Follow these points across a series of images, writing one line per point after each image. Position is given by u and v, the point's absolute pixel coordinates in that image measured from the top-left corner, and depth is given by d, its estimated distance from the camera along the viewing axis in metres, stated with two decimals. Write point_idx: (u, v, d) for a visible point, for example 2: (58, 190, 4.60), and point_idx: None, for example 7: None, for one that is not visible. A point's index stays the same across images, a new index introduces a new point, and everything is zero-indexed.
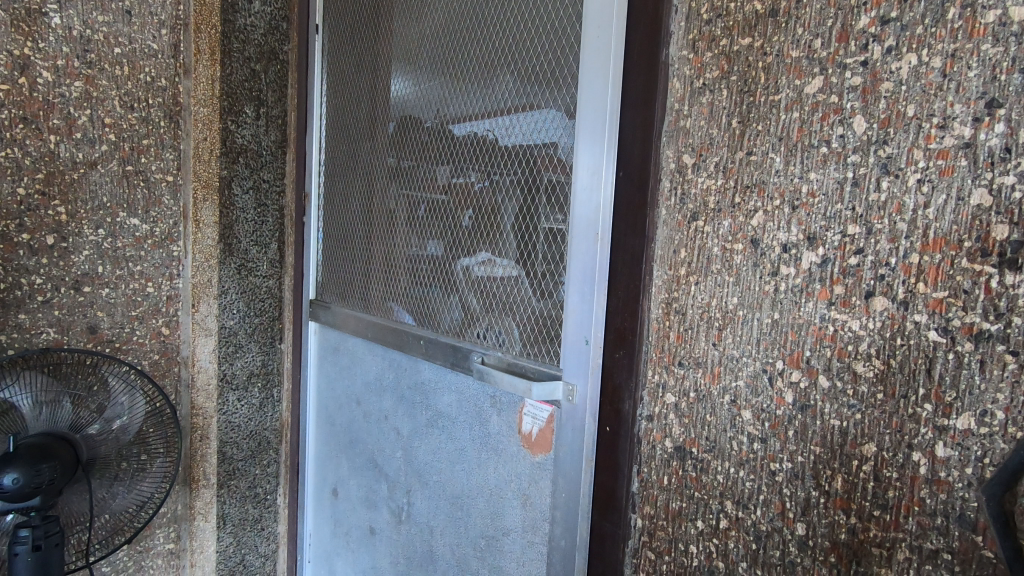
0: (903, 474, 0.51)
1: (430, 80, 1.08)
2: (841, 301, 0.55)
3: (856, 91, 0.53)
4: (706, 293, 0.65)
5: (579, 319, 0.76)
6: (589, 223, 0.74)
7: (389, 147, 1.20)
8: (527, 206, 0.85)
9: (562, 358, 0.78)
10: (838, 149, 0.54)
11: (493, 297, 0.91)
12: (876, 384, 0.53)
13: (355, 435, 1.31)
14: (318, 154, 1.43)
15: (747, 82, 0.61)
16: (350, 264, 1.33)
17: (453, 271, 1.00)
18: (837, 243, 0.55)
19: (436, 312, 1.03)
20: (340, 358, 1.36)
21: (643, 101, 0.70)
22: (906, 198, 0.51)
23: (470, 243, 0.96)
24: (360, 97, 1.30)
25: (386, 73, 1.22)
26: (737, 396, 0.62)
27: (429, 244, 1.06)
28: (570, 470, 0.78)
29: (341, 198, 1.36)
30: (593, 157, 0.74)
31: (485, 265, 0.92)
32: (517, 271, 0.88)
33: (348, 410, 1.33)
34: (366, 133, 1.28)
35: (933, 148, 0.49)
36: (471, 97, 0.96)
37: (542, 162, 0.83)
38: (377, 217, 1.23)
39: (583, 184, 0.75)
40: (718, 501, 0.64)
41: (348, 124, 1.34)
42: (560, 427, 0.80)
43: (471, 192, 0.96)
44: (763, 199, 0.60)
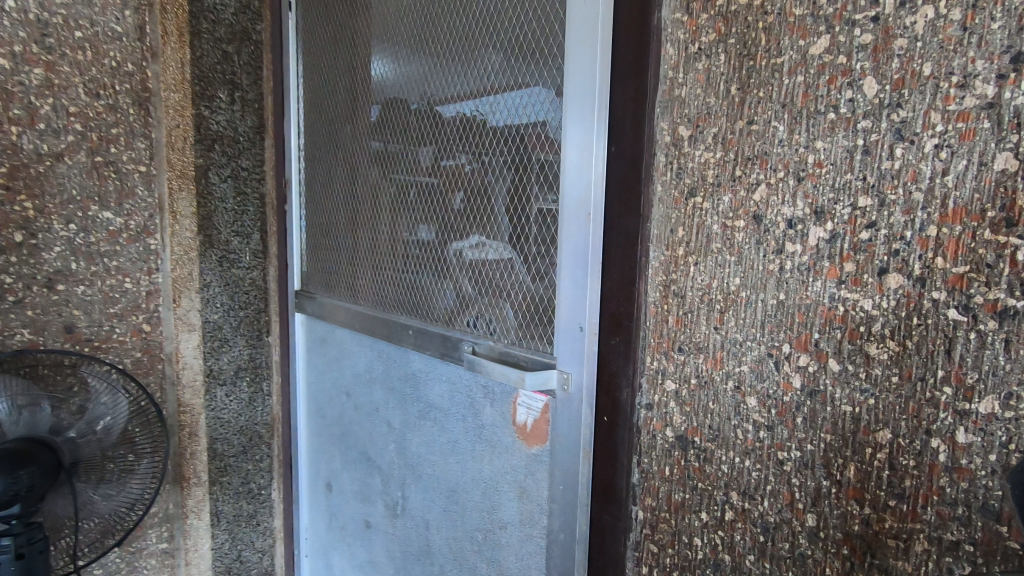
0: (920, 461, 0.48)
1: (410, 56, 1.02)
2: (852, 279, 0.51)
3: (867, 50, 0.49)
4: (706, 274, 0.61)
5: (573, 304, 0.72)
6: (581, 203, 0.70)
7: (370, 130, 1.15)
8: (518, 187, 0.80)
9: (557, 346, 0.74)
10: (848, 114, 0.50)
11: (483, 283, 0.88)
12: (890, 367, 0.49)
13: (347, 428, 1.27)
14: (297, 139, 1.40)
15: (746, 45, 0.56)
16: (335, 253, 1.28)
17: (441, 257, 0.95)
18: (847, 217, 0.51)
19: (426, 300, 0.99)
20: (328, 349, 1.32)
21: (635, 71, 0.65)
22: (922, 165, 0.47)
23: (459, 227, 0.91)
24: (338, 77, 1.24)
25: (365, 52, 1.16)
26: (741, 382, 0.59)
27: (416, 230, 1.01)
28: (567, 461, 0.75)
29: (323, 184, 1.31)
30: (584, 132, 0.69)
31: (475, 249, 0.89)
32: (507, 255, 0.84)
33: (339, 402, 1.30)
34: (344, 116, 1.23)
35: (952, 110, 0.45)
36: (455, 73, 0.91)
37: (531, 140, 0.78)
38: (362, 203, 1.18)
39: (574, 161, 0.71)
40: (723, 491, 0.61)
41: (327, 106, 1.28)
42: (555, 417, 0.76)
43: (457, 174, 0.92)
44: (767, 170, 0.56)
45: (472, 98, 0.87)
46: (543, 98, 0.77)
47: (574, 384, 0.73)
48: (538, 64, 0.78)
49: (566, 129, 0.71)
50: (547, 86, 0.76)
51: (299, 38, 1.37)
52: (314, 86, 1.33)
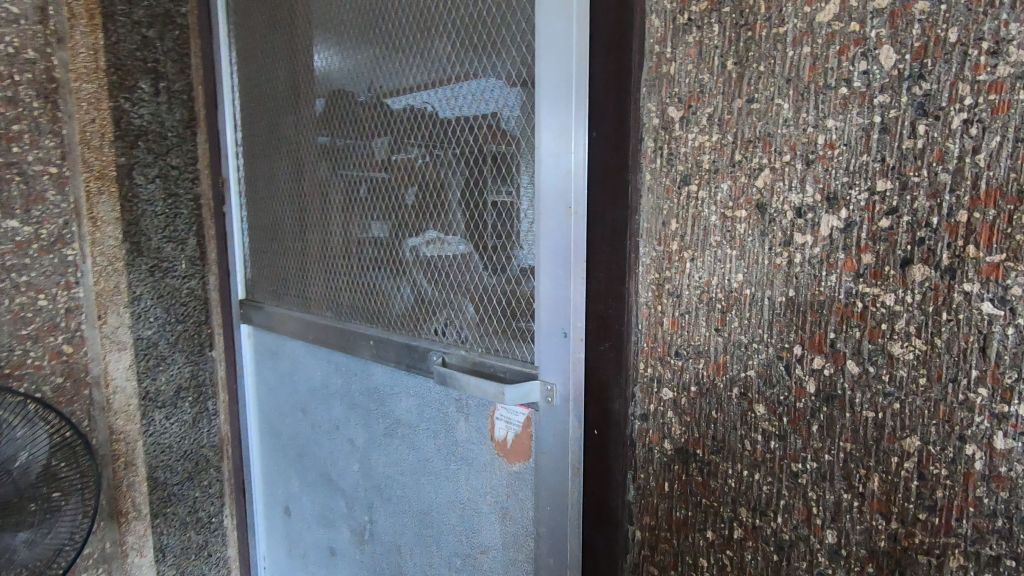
0: (953, 470, 0.44)
1: (356, 39, 0.93)
2: (871, 272, 0.46)
3: (883, 15, 0.44)
4: (705, 270, 0.55)
5: (554, 308, 0.65)
6: (559, 195, 0.63)
7: (316, 120, 1.03)
8: (474, 176, 0.74)
9: (539, 354, 0.68)
10: (862, 88, 0.45)
11: (446, 282, 0.80)
12: (917, 367, 0.45)
13: (304, 448, 1.17)
14: (235, 133, 1.25)
15: (743, 13, 0.50)
16: (283, 258, 1.17)
17: (399, 257, 0.87)
18: (863, 203, 0.46)
19: (385, 305, 0.91)
20: (279, 363, 1.21)
21: (614, 46, 0.58)
22: (949, 143, 0.42)
23: (415, 222, 0.83)
24: (277, 63, 1.12)
25: (306, 36, 1.04)
26: (747, 388, 0.54)
27: (368, 227, 0.92)
28: (553, 478, 0.69)
29: (265, 183, 1.19)
30: (560, 116, 0.62)
31: (433, 245, 0.81)
32: (466, 248, 0.77)
33: (294, 420, 1.19)
34: (287, 106, 1.11)
35: (982, 80, 0.40)
36: (410, 54, 0.82)
37: (485, 137, 0.72)
38: (309, 203, 1.07)
39: (548, 149, 0.63)
40: (731, 508, 0.56)
41: (265, 96, 1.16)
42: (538, 431, 0.70)
43: (411, 166, 0.83)
44: (770, 154, 0.50)
45: (430, 82, 0.79)
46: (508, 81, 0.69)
47: (559, 396, 0.66)
48: (502, 41, 0.69)
49: (540, 113, 0.64)
50: (514, 69, 0.68)
51: (230, 23, 1.23)
52: (251, 75, 1.19)
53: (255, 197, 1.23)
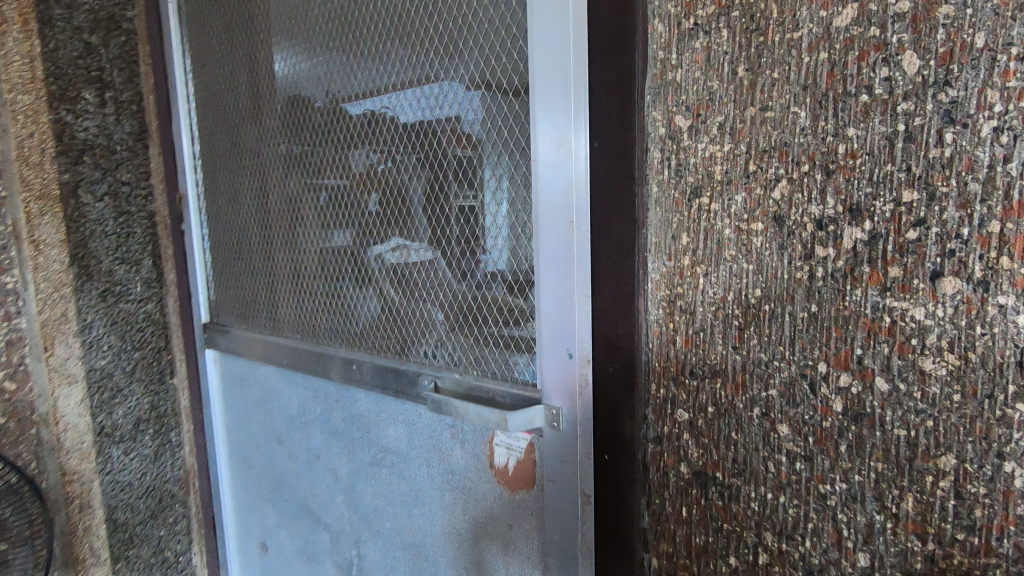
0: (992, 489, 0.42)
1: (323, 44, 0.88)
2: (899, 286, 0.44)
3: (904, 19, 0.42)
4: (719, 286, 0.53)
5: (558, 328, 0.62)
6: (560, 209, 0.60)
7: (281, 132, 0.97)
8: (433, 180, 0.72)
9: (544, 376, 0.64)
10: (885, 95, 0.43)
11: (413, 287, 0.78)
12: (951, 383, 0.43)
13: (281, 479, 1.10)
14: (193, 145, 1.19)
15: (753, 18, 0.48)
16: (249, 278, 1.10)
17: (364, 265, 0.85)
18: (889, 214, 0.44)
19: (354, 315, 0.88)
20: (250, 389, 1.14)
21: (615, 51, 0.55)
22: (978, 152, 0.41)
23: (376, 227, 0.82)
24: (236, 71, 1.06)
25: (267, 42, 0.98)
26: (769, 408, 0.51)
27: (332, 236, 0.90)
28: (561, 507, 0.65)
29: (226, 198, 1.12)
30: (558, 125, 0.59)
31: (397, 251, 0.79)
32: (430, 254, 0.75)
33: (269, 449, 1.12)
34: (248, 117, 1.04)
35: (1012, 87, 0.39)
36: (385, 60, 0.77)
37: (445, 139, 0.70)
38: (276, 220, 1.01)
39: (547, 160, 0.60)
40: (755, 532, 0.53)
41: (223, 107, 1.09)
42: (543, 457, 0.67)
43: (372, 172, 0.81)
44: (787, 164, 0.48)
45: (411, 91, 0.74)
46: (497, 89, 0.65)
47: (567, 420, 0.63)
48: (487, 46, 0.66)
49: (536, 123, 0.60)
50: (504, 76, 0.64)
51: (184, 31, 1.16)
52: (208, 84, 1.12)
53: (216, 213, 1.16)
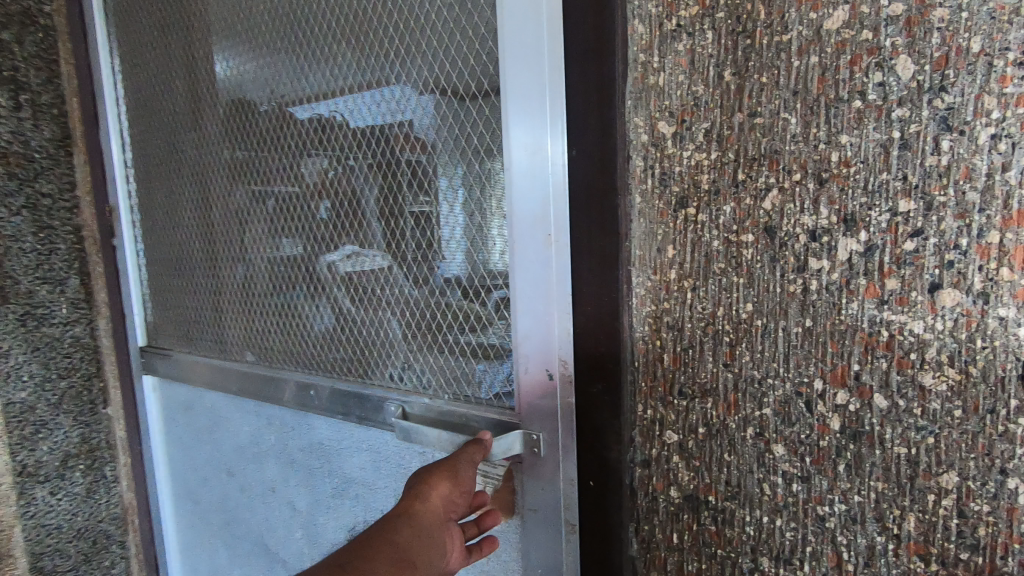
0: (996, 506, 0.41)
1: (269, 43, 0.82)
2: (897, 299, 0.43)
3: (898, 23, 0.40)
4: (709, 300, 0.50)
5: (539, 346, 0.59)
6: (538, 221, 0.57)
7: (224, 138, 0.90)
8: (386, 185, 0.70)
9: (522, 399, 0.61)
10: (879, 101, 0.42)
11: (369, 297, 0.75)
12: (952, 399, 0.42)
13: (232, 513, 1.02)
14: (124, 152, 1.07)
15: (740, 19, 0.46)
16: (192, 295, 1.01)
17: (315, 275, 0.80)
18: (885, 224, 0.42)
19: (305, 329, 0.83)
20: (196, 418, 1.05)
21: (594, 54, 0.52)
22: (976, 160, 0.39)
23: (329, 234, 0.78)
24: (171, 71, 0.97)
25: (206, 41, 0.90)
26: (763, 427, 0.49)
27: (278, 246, 0.84)
28: (542, 538, 0.62)
29: (163, 209, 1.03)
30: (534, 131, 0.55)
31: (351, 259, 0.76)
32: (386, 262, 0.72)
33: (218, 482, 1.03)
34: (185, 120, 0.96)
35: (1010, 93, 0.38)
36: (341, 62, 0.72)
37: (399, 144, 0.68)
38: (220, 233, 0.93)
39: (521, 168, 0.57)
40: (751, 558, 0.51)
41: (158, 109, 1.00)
42: (523, 487, 0.63)
43: (321, 176, 0.77)
44: (778, 173, 0.46)
45: (370, 95, 0.70)
46: (465, 95, 0.61)
47: (547, 445, 0.60)
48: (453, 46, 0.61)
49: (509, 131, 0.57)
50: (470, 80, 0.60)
51: (110, 27, 1.05)
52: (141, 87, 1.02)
53: (156, 228, 1.05)
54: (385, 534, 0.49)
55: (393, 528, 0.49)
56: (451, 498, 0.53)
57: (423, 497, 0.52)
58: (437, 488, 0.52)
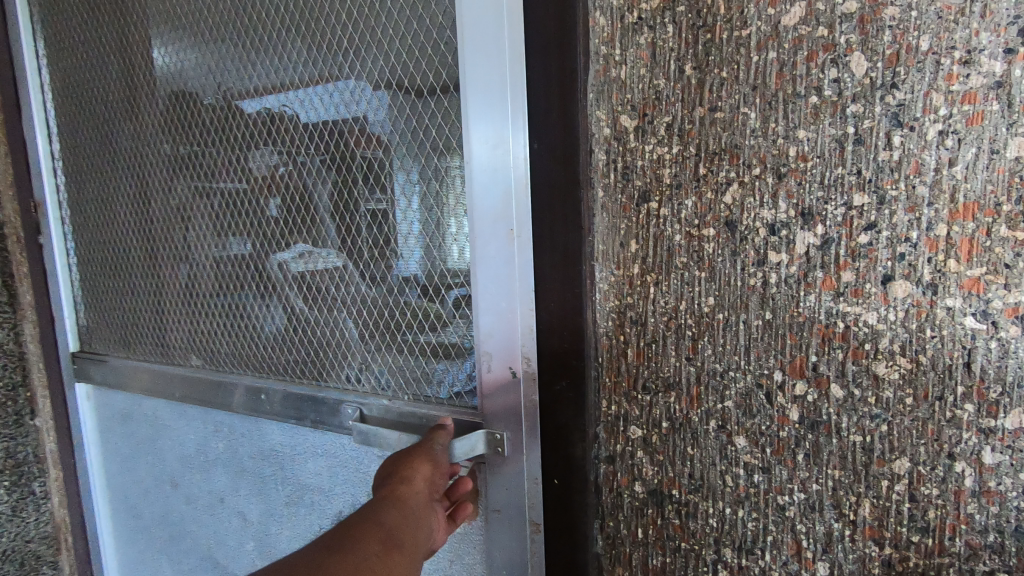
0: (945, 490, 0.43)
1: (211, 30, 0.77)
2: (852, 291, 0.44)
3: (852, 20, 0.41)
4: (671, 295, 0.50)
5: (501, 342, 0.58)
6: (498, 216, 0.56)
7: (164, 129, 0.84)
8: (342, 181, 0.67)
9: (486, 397, 0.60)
10: (834, 97, 0.42)
11: (323, 297, 0.72)
12: (903, 387, 0.43)
13: (177, 527, 0.96)
14: (50, 144, 1.00)
15: (700, 13, 0.46)
16: (130, 297, 0.95)
17: (265, 274, 0.76)
18: (841, 218, 0.43)
19: (255, 331, 0.79)
20: (136, 427, 0.99)
21: (556, 47, 0.51)
22: (925, 155, 0.41)
23: (279, 232, 0.74)
24: (103, 56, 0.90)
25: (140, 26, 0.84)
26: (725, 420, 0.49)
27: (225, 244, 0.80)
28: (508, 539, 0.61)
29: (96, 205, 0.96)
30: (493, 124, 0.55)
31: (303, 258, 0.72)
32: (341, 261, 0.69)
33: (161, 494, 0.97)
34: (120, 109, 0.89)
35: (956, 90, 0.39)
36: (289, 52, 0.69)
37: (354, 139, 0.65)
38: (159, 231, 0.88)
39: (481, 163, 0.56)
40: (714, 549, 0.51)
41: (89, 98, 0.93)
42: (487, 487, 0.62)
43: (269, 171, 0.73)
44: (738, 167, 0.46)
45: (322, 87, 0.67)
46: (423, 87, 0.59)
47: (512, 445, 0.59)
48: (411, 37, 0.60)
49: (470, 124, 0.56)
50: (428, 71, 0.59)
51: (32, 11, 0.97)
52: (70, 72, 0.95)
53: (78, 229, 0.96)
54: (373, 515, 0.46)
55: (381, 509, 0.47)
56: (432, 481, 0.53)
57: (408, 480, 0.51)
58: (420, 470, 0.52)
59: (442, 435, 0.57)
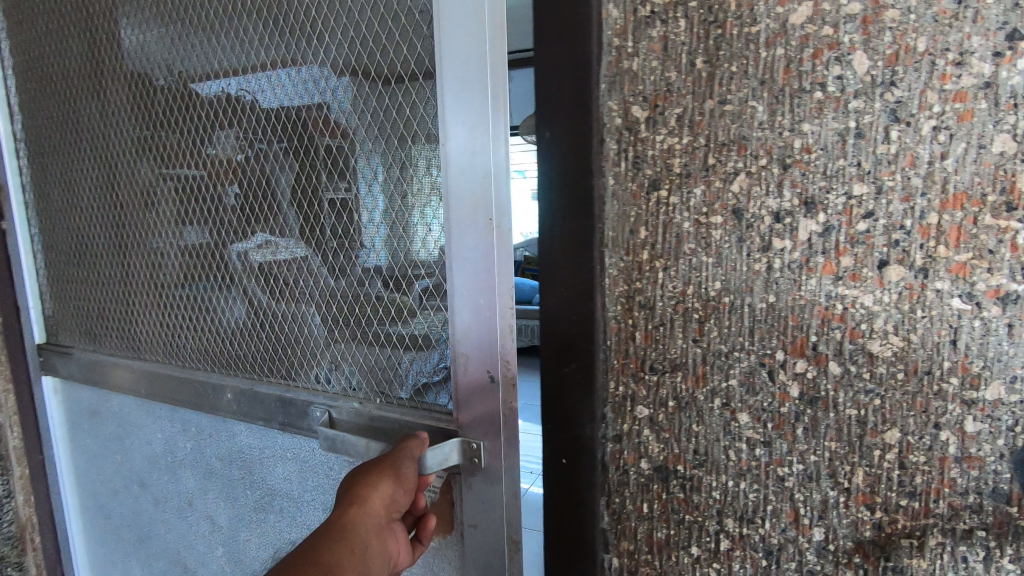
0: (930, 457, 0.47)
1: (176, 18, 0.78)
2: (850, 275, 0.47)
3: (856, 20, 0.44)
4: (679, 279, 0.52)
5: (479, 331, 0.61)
6: (476, 205, 0.59)
7: (122, 116, 0.84)
8: (302, 171, 0.69)
9: (464, 383, 0.63)
10: (837, 93, 0.45)
11: (283, 286, 0.74)
12: (895, 363, 0.47)
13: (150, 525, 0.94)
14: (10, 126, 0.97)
15: (712, 10, 0.48)
16: (86, 287, 0.94)
17: (225, 263, 0.78)
18: (841, 207, 0.46)
19: (216, 320, 0.80)
20: (103, 424, 0.96)
21: (569, 37, 0.53)
22: (919, 149, 0.44)
23: (240, 222, 0.76)
24: (59, 40, 0.89)
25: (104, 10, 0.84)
26: (729, 398, 0.52)
27: (185, 233, 0.81)
28: (483, 551, 0.66)
29: (51, 192, 0.94)
30: (471, 116, 0.58)
31: (265, 248, 0.75)
32: (302, 251, 0.72)
33: (138, 489, 0.95)
34: (77, 95, 0.88)
35: (949, 89, 0.43)
36: (265, 38, 0.70)
37: (315, 130, 0.68)
38: (126, 222, 0.86)
39: (460, 151, 0.59)
40: (716, 520, 0.54)
41: (44, 81, 0.92)
42: (463, 499, 0.66)
43: (230, 162, 0.75)
44: (746, 158, 0.48)
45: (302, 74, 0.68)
46: (398, 76, 0.62)
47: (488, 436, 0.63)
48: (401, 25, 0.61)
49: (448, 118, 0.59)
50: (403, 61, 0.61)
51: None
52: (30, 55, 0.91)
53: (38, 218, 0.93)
54: (322, 543, 0.48)
55: (330, 538, 0.48)
56: (392, 497, 0.54)
57: (364, 501, 0.52)
58: (379, 490, 0.53)
59: (415, 445, 0.59)
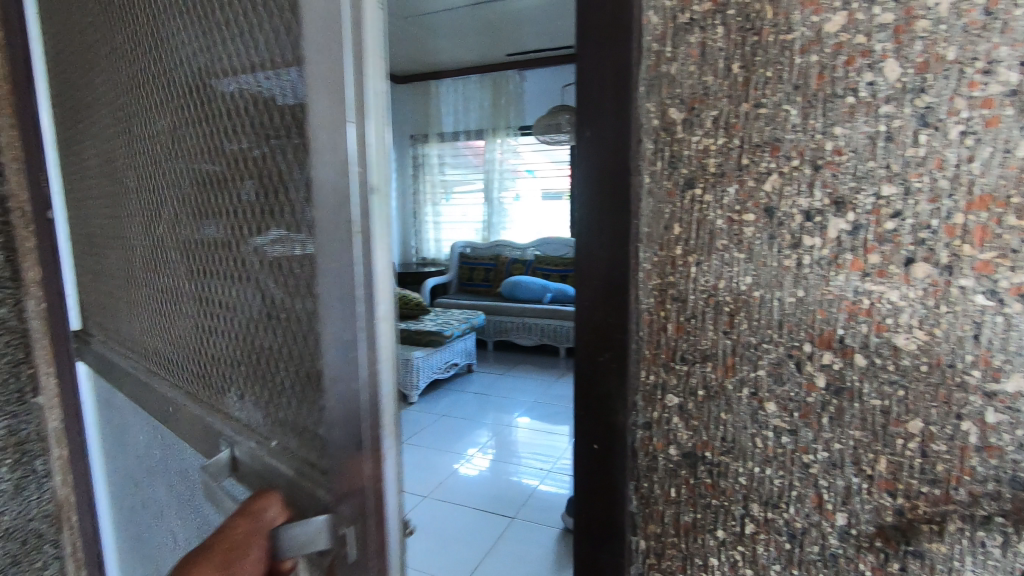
0: (951, 446, 0.49)
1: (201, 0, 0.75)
2: (878, 271, 0.49)
3: (888, 30, 0.46)
4: (711, 274, 0.55)
5: (344, 361, 0.62)
6: (337, 231, 0.59)
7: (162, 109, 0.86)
8: (305, 158, 0.63)
9: (332, 411, 0.64)
10: (868, 98, 0.48)
11: (296, 283, 0.67)
12: (920, 356, 0.49)
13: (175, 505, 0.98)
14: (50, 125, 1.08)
15: (749, 18, 0.51)
16: (128, 278, 1.01)
17: (245, 257, 0.75)
18: (870, 207, 0.49)
19: (236, 316, 0.78)
20: (111, 416, 1.11)
21: (611, 41, 0.55)
22: (947, 152, 0.46)
23: (258, 215, 0.71)
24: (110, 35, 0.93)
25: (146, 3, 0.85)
26: (757, 387, 0.55)
27: (210, 225, 0.80)
28: None
29: (93, 190, 1.04)
30: (332, 137, 0.58)
31: (279, 243, 0.69)
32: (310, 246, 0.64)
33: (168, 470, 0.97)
34: (122, 94, 0.93)
35: (977, 96, 0.45)
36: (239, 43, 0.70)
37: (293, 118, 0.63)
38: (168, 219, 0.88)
39: (325, 175, 0.60)
40: (742, 505, 0.57)
41: (95, 80, 0.98)
42: None
43: (247, 152, 0.71)
44: (779, 158, 0.51)
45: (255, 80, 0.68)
46: (279, 98, 0.65)
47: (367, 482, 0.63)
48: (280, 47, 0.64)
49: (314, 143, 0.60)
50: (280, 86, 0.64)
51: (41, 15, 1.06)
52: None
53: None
54: None
55: None
56: None
57: None
58: None
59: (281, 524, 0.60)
